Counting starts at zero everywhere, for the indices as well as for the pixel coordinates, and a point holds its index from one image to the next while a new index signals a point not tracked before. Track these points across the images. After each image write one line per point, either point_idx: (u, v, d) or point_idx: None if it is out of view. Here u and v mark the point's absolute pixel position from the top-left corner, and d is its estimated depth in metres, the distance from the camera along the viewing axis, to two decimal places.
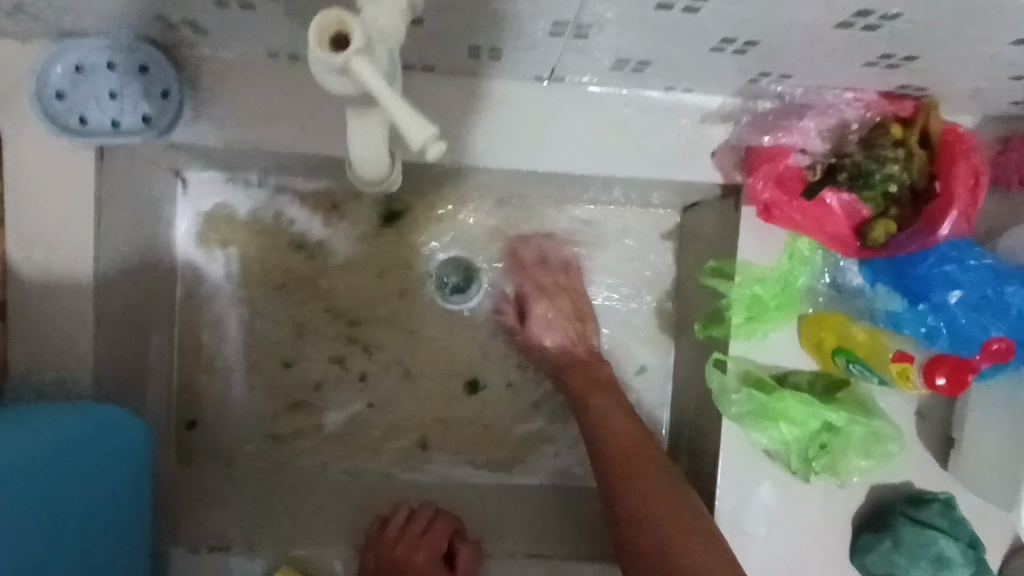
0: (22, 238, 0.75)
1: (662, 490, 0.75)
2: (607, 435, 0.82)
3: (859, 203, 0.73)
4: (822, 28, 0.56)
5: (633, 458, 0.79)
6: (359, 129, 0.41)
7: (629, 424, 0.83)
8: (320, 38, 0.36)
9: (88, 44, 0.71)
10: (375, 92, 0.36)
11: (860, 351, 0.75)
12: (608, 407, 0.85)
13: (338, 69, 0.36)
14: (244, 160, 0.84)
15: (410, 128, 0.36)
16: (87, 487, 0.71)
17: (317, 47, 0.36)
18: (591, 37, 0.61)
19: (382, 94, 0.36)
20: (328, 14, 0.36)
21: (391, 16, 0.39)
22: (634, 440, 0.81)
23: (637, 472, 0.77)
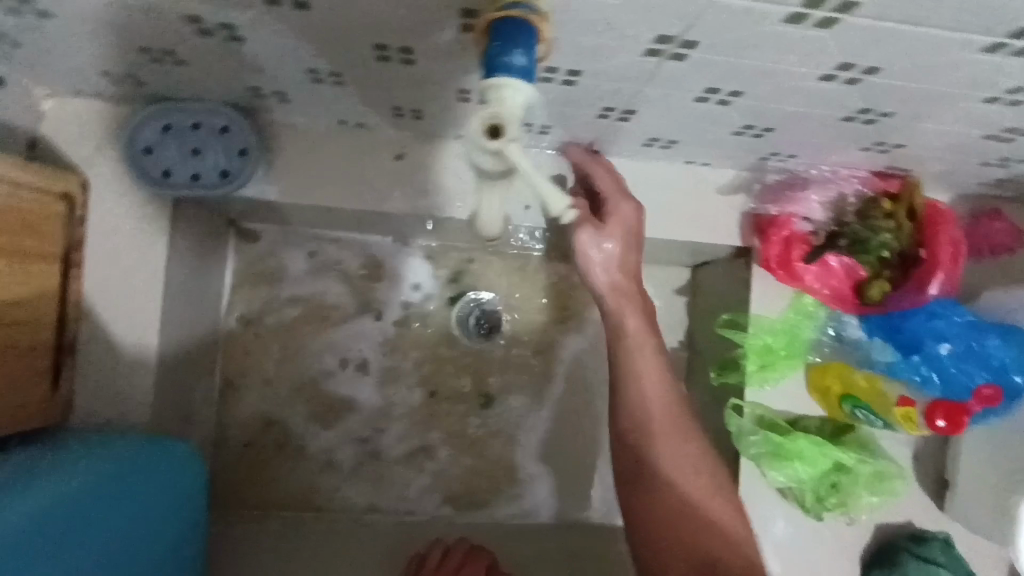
0: (97, 279, 0.80)
1: (684, 456, 0.70)
2: (629, 409, 0.71)
3: (857, 265, 0.83)
4: (830, 120, 0.67)
5: (661, 435, 0.70)
6: (488, 199, 0.49)
7: (660, 380, 0.71)
8: (483, 126, 0.44)
9: (177, 107, 0.79)
10: (524, 171, 0.45)
11: (865, 397, 0.83)
12: (648, 362, 0.72)
13: (493, 153, 0.45)
14: (300, 214, 0.91)
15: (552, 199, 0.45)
16: (153, 522, 0.75)
17: (480, 134, 0.44)
18: (633, 120, 0.71)
19: (529, 173, 0.45)
20: (488, 109, 0.44)
21: (519, 100, 0.46)
22: (662, 418, 0.71)
23: (671, 437, 0.70)
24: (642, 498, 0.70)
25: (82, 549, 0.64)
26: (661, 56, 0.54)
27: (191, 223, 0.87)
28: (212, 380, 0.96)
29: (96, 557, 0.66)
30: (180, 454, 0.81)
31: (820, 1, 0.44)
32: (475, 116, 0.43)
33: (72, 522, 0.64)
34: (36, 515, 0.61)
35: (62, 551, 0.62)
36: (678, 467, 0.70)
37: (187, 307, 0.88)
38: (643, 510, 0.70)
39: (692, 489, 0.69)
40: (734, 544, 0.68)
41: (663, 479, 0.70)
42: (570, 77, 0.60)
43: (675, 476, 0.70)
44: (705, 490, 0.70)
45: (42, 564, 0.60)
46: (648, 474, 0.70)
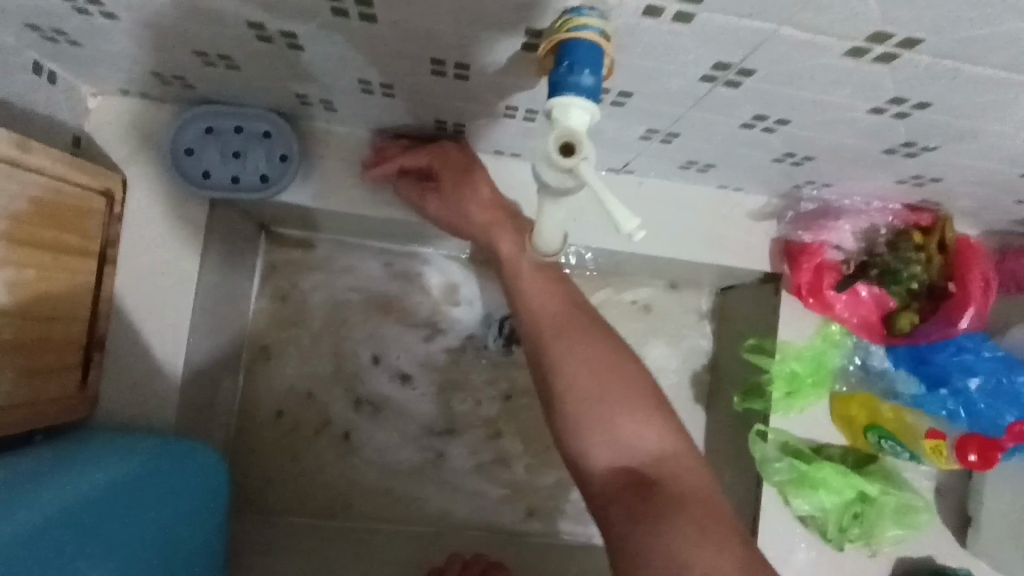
0: (131, 277, 0.81)
1: (591, 360, 0.66)
2: (535, 319, 0.69)
3: (886, 295, 0.83)
4: (871, 152, 0.67)
5: (569, 335, 0.67)
6: (554, 218, 0.48)
7: (559, 296, 0.70)
8: (555, 144, 0.43)
9: (222, 111, 0.80)
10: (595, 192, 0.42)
11: (891, 427, 0.83)
12: (540, 293, 0.70)
13: (564, 171, 0.43)
14: (332, 220, 0.91)
15: (623, 218, 0.41)
16: (182, 523, 0.75)
17: (552, 151, 0.43)
18: (674, 143, 0.72)
19: (599, 191, 0.41)
20: (563, 128, 0.43)
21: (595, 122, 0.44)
22: (561, 318, 0.68)
23: (573, 333, 0.67)
24: (560, 420, 0.65)
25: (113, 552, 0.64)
26: (715, 82, 0.55)
27: (225, 225, 0.87)
28: (234, 382, 0.96)
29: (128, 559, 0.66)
30: (206, 455, 0.80)
31: (885, 36, 0.45)
32: (551, 133, 0.43)
33: (94, 525, 0.64)
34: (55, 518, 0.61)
35: (89, 555, 0.62)
36: (591, 381, 0.65)
37: (215, 308, 0.88)
38: (581, 450, 0.64)
39: (603, 390, 0.64)
40: (660, 456, 0.62)
41: (570, 388, 0.65)
42: (620, 98, 0.61)
43: (591, 388, 0.64)
44: (618, 390, 0.64)
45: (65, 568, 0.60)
46: (555, 387, 0.65)
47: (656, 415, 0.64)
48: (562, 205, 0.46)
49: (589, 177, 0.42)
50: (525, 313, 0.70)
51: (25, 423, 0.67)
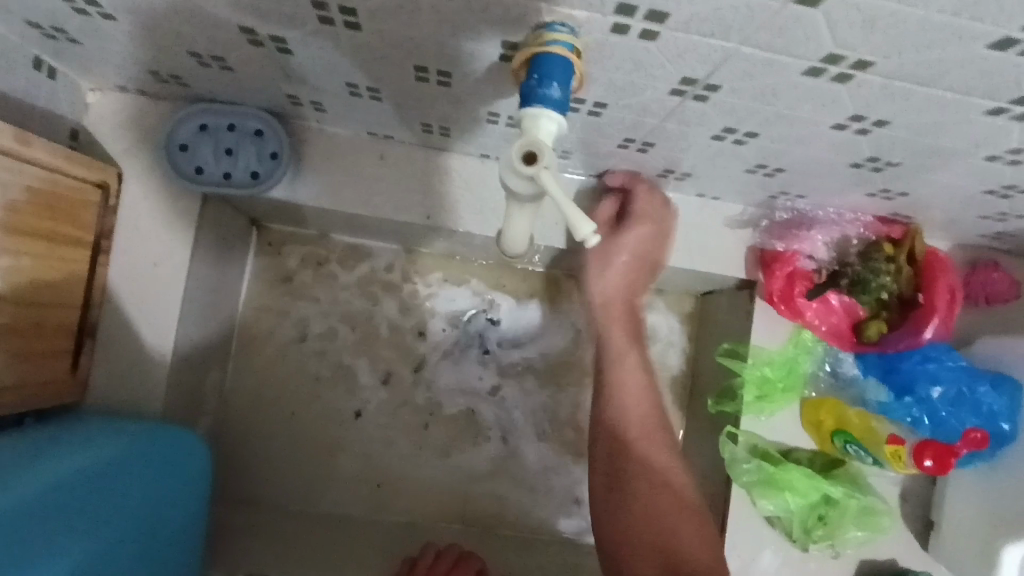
0: (124, 268, 0.83)
1: (665, 465, 0.73)
2: (622, 406, 0.75)
3: (857, 304, 0.86)
4: (839, 165, 0.70)
5: (647, 434, 0.74)
6: (518, 219, 0.51)
7: (646, 394, 0.76)
8: (518, 151, 0.46)
9: (215, 109, 0.82)
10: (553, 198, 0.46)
11: (857, 432, 0.85)
12: (630, 369, 0.76)
13: (526, 177, 0.46)
14: (321, 217, 0.94)
15: (579, 225, 0.45)
16: (158, 505, 0.76)
17: (516, 158, 0.46)
18: (652, 152, 0.74)
19: (559, 200, 0.45)
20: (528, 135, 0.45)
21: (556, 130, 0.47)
22: (647, 419, 0.75)
23: (651, 443, 0.74)
24: (603, 504, 0.72)
25: (87, 531, 0.65)
26: (683, 95, 0.58)
27: (216, 220, 0.90)
28: (222, 373, 0.99)
29: (100, 540, 0.66)
30: (177, 435, 0.81)
31: (838, 58, 0.48)
32: (514, 144, 0.45)
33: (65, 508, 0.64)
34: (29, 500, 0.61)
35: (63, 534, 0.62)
36: (649, 485, 0.71)
37: (207, 301, 0.91)
38: (623, 534, 0.70)
39: (665, 506, 0.70)
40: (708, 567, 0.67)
41: (631, 488, 0.71)
42: (596, 109, 0.64)
43: (654, 494, 0.71)
44: (675, 500, 0.71)
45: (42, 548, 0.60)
46: (621, 479, 0.72)
47: (706, 535, 0.70)
48: (527, 209, 0.51)
49: (548, 186, 0.46)
50: (610, 390, 0.76)
51: (18, 405, 0.70)
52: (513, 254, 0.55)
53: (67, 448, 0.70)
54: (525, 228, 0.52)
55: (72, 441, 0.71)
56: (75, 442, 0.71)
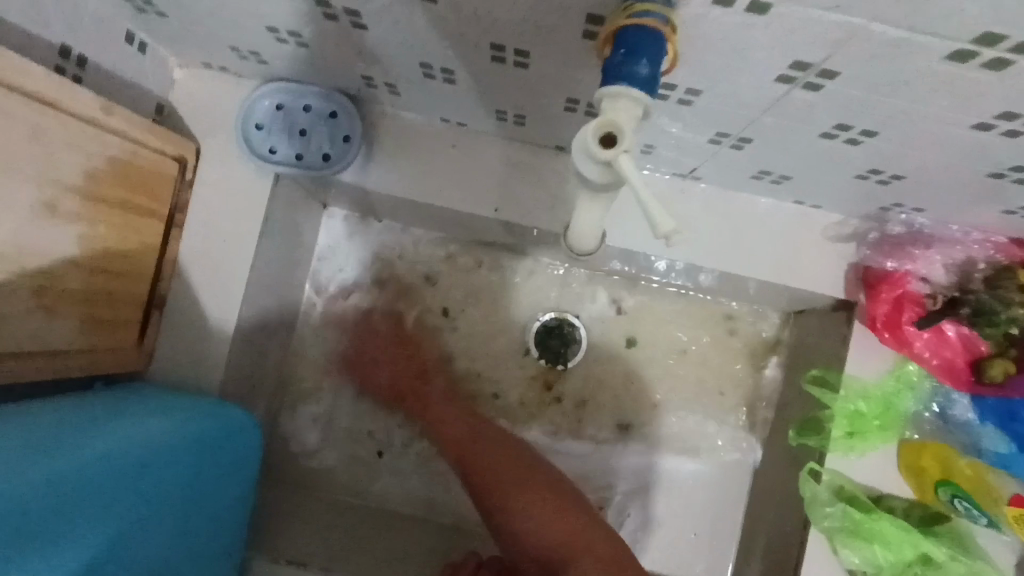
0: (194, 243, 0.84)
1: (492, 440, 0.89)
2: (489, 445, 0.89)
3: (978, 337, 0.74)
4: (975, 174, 0.60)
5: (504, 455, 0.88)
6: (589, 211, 0.46)
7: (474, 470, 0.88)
8: (593, 134, 0.42)
9: (292, 88, 0.82)
10: (632, 185, 0.41)
11: (967, 486, 0.73)
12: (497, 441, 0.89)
13: (601, 161, 0.42)
14: (388, 204, 0.91)
15: (659, 219, 0.40)
16: (200, 484, 0.75)
17: (590, 141, 0.41)
18: (746, 149, 0.67)
19: (637, 188, 0.40)
20: (600, 118, 0.41)
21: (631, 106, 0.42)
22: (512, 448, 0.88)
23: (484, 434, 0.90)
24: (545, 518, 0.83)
25: (122, 514, 0.63)
26: (792, 84, 0.50)
27: (287, 201, 0.89)
28: (282, 354, 0.98)
29: (140, 524, 0.65)
30: (231, 417, 0.81)
31: (996, 39, 0.39)
32: (587, 126, 0.41)
33: (111, 483, 0.63)
34: (78, 474, 0.60)
35: (105, 508, 0.62)
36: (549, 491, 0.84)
37: (272, 280, 0.91)
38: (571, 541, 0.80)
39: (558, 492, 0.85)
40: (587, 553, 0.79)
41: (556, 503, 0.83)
42: (687, 97, 0.57)
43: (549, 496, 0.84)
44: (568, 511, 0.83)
45: (79, 518, 0.59)
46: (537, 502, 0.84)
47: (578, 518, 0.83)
48: (599, 200, 0.46)
49: (625, 172, 0.40)
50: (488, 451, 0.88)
51: (83, 369, 0.72)
52: (584, 252, 0.50)
53: (128, 420, 0.70)
54: (596, 225, 0.47)
55: (131, 414, 0.71)
56: (133, 414, 0.72)
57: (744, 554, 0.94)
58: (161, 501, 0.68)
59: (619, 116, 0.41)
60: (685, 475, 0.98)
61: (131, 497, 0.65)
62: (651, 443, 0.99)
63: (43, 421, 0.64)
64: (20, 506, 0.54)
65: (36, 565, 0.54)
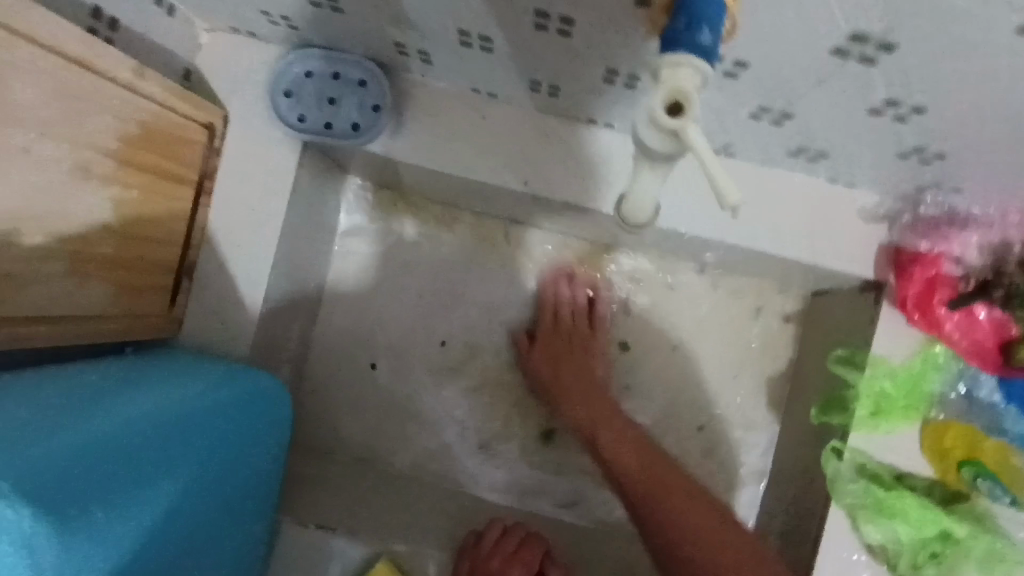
0: (223, 210, 0.83)
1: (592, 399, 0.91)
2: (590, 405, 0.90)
3: (1010, 320, 0.73)
4: (1020, 154, 0.59)
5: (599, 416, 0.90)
6: (644, 184, 0.46)
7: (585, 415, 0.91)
8: (660, 102, 0.40)
9: (321, 55, 0.82)
10: (699, 155, 0.40)
11: (993, 465, 0.75)
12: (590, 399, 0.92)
13: (667, 131, 0.41)
14: (415, 175, 0.91)
15: (727, 188, 0.39)
16: (236, 446, 0.77)
17: (656, 109, 0.40)
18: (787, 125, 0.66)
19: (703, 159, 0.40)
20: (666, 84, 0.40)
21: (692, 71, 0.40)
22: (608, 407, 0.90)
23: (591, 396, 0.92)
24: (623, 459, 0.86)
25: (176, 469, 0.65)
26: (847, 57, 0.50)
27: (314, 170, 0.89)
28: (306, 324, 0.99)
29: (189, 480, 0.67)
30: (256, 380, 0.82)
31: None
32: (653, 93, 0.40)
33: (158, 442, 0.65)
34: (127, 433, 0.62)
35: (157, 467, 0.63)
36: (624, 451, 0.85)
37: (300, 249, 0.91)
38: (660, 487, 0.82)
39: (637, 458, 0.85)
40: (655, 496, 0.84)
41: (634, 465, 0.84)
42: (735, 69, 0.57)
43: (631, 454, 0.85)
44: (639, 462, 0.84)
45: (137, 473, 0.61)
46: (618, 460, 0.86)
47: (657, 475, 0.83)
48: (651, 169, 0.45)
49: (692, 142, 0.40)
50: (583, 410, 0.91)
51: (116, 334, 0.72)
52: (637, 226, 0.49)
53: (156, 386, 0.71)
54: (648, 195, 0.47)
55: (159, 380, 0.72)
56: (162, 380, 0.73)
57: (762, 528, 0.96)
58: (203, 462, 0.70)
59: (681, 82, 0.40)
60: (706, 451, 0.99)
61: (177, 457, 0.66)
62: (672, 419, 0.99)
63: (90, 386, 0.67)
64: (83, 470, 0.55)
65: (105, 517, 0.55)
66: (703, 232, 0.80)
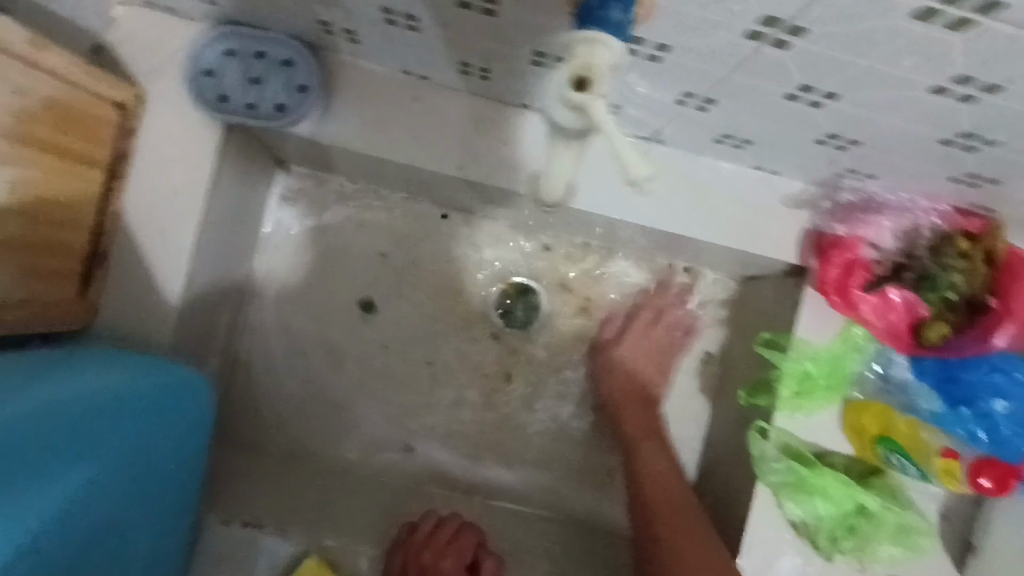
0: (140, 193, 0.79)
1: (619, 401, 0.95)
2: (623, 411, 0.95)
3: (920, 301, 0.77)
4: (925, 142, 0.62)
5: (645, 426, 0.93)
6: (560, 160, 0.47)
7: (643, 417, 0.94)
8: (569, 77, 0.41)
9: (244, 32, 0.77)
10: (606, 130, 0.40)
11: (904, 442, 0.79)
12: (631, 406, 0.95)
13: (575, 105, 0.41)
14: (346, 160, 0.88)
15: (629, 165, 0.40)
16: (152, 446, 0.72)
17: (566, 83, 0.41)
18: (712, 111, 0.67)
19: (609, 130, 0.40)
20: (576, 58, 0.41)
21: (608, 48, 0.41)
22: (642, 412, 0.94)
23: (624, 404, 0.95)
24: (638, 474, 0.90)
25: (74, 469, 0.61)
26: (761, 40, 0.51)
27: (239, 153, 0.85)
28: (234, 317, 0.95)
29: (90, 483, 0.63)
30: (185, 376, 0.78)
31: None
32: (563, 69, 0.41)
33: (55, 439, 0.60)
34: (20, 426, 0.57)
35: (50, 467, 0.59)
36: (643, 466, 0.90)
37: (226, 235, 0.88)
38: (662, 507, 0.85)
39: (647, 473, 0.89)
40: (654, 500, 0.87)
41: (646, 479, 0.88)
42: (656, 52, 0.57)
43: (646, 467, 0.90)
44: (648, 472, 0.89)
45: (21, 472, 0.56)
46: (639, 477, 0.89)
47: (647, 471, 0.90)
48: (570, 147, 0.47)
49: (600, 118, 0.41)
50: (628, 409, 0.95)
51: (19, 326, 0.67)
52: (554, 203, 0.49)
53: (65, 373, 0.66)
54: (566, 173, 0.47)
55: (72, 367, 0.68)
56: (75, 368, 0.68)
57: None
58: (109, 463, 0.65)
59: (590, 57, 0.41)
60: None
61: (76, 456, 0.62)
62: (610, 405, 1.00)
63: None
64: None
65: None
66: (638, 219, 0.81)
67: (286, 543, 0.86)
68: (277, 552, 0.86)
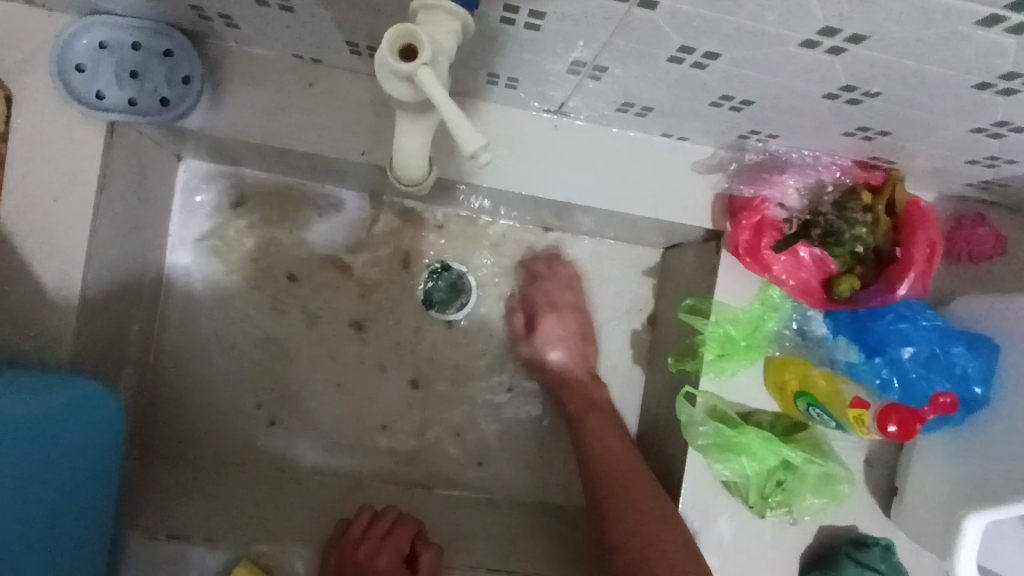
0: (18, 196, 0.73)
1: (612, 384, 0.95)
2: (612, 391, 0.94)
3: (829, 257, 0.79)
4: (812, 96, 0.62)
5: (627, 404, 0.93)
6: (411, 134, 0.50)
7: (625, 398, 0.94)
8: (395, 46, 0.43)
9: (115, 23, 0.73)
10: (436, 99, 0.43)
11: (821, 395, 0.79)
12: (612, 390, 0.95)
13: (405, 77, 0.43)
14: (246, 152, 0.85)
15: (465, 137, 0.43)
16: (46, 467, 0.67)
17: (392, 54, 0.43)
18: (606, 79, 0.66)
19: (441, 103, 0.43)
20: (401, 30, 0.43)
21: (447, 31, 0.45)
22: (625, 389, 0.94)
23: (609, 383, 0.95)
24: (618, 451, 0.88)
25: None
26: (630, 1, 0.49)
27: (130, 151, 0.80)
28: (146, 324, 0.91)
29: None
30: (88, 393, 0.72)
31: None
32: (386, 38, 0.42)
33: None
34: None
35: None
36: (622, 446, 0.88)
37: (126, 240, 0.83)
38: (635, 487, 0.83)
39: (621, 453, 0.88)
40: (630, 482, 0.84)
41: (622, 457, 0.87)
42: (533, 20, 0.55)
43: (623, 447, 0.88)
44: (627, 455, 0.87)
45: None
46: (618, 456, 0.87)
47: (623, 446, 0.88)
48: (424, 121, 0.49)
49: (427, 86, 0.42)
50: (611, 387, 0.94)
51: None
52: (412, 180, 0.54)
53: None
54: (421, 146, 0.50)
55: None
56: None
57: None
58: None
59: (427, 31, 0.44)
60: None
61: None
62: (547, 382, 1.00)
63: None
64: None
65: None
66: (550, 195, 0.79)
67: (215, 552, 0.82)
68: (206, 563, 0.83)
